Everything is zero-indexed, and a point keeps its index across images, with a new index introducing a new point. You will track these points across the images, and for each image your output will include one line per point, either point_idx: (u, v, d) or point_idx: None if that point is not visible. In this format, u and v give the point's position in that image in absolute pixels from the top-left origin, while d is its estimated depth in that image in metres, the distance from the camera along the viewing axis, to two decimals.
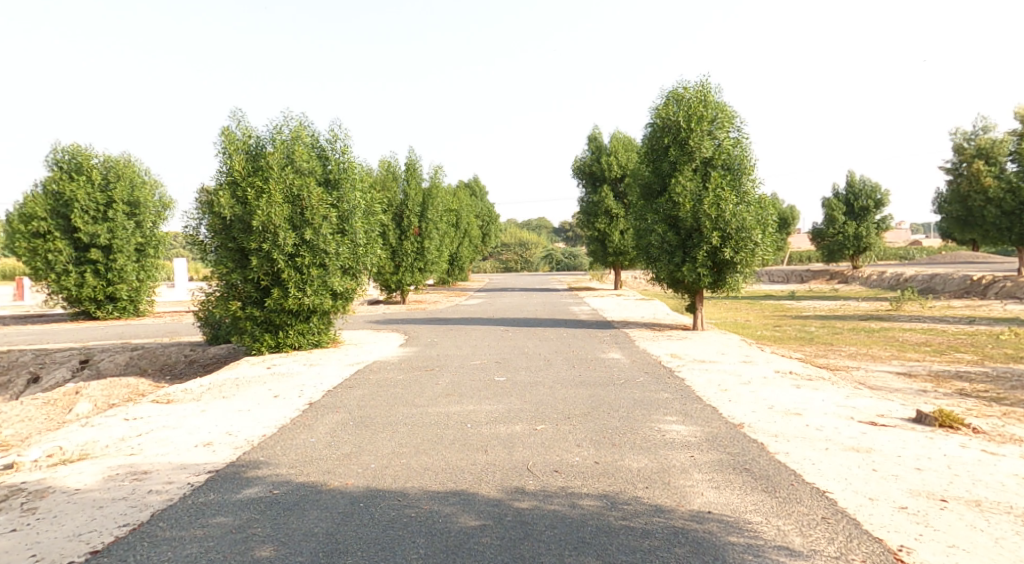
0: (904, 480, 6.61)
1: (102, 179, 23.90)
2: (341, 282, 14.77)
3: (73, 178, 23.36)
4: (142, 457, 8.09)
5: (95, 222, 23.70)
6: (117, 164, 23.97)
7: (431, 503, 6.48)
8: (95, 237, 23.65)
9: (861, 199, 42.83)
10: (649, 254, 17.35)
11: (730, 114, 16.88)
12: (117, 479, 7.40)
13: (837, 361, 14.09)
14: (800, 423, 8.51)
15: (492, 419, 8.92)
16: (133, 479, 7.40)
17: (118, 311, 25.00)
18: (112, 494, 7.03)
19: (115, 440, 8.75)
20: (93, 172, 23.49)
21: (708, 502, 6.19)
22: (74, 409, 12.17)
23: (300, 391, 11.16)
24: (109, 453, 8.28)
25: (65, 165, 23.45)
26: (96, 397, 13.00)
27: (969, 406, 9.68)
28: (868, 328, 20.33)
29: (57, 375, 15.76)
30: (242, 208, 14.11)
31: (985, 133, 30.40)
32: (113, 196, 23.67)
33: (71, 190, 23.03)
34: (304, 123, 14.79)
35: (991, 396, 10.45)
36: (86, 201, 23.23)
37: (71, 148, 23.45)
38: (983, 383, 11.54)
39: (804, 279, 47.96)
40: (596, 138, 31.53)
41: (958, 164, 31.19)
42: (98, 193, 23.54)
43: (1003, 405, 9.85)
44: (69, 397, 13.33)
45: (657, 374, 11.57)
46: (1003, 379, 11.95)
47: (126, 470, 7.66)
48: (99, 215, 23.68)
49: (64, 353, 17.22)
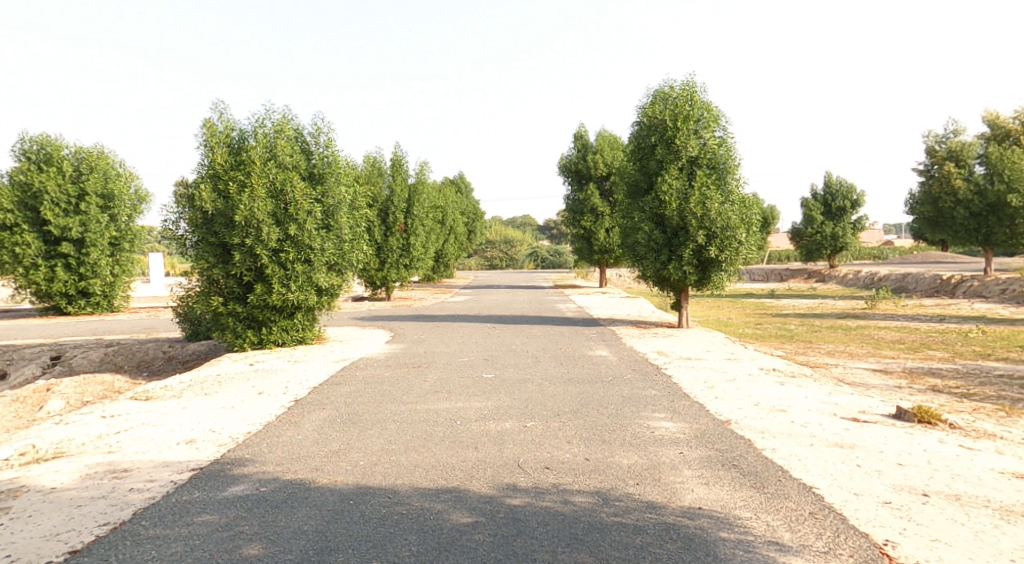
0: (887, 476, 6.69)
1: (74, 170, 23.69)
2: (326, 278, 14.70)
3: (42, 168, 23.13)
4: (122, 455, 8.03)
5: (66, 214, 23.41)
6: (90, 155, 23.77)
7: (422, 500, 6.48)
8: (67, 229, 23.34)
9: (838, 199, 43.14)
10: (636, 252, 17.40)
11: (715, 113, 16.99)
12: (96, 477, 7.34)
13: (816, 359, 14.24)
14: (785, 420, 8.59)
15: (482, 416, 8.94)
16: (112, 477, 7.34)
17: (90, 307, 24.72)
18: (91, 493, 6.96)
19: (92, 438, 8.67)
20: (64, 163, 23.32)
21: (699, 498, 6.24)
22: (46, 407, 12.03)
23: (286, 388, 11.09)
24: (86, 451, 8.20)
25: (33, 155, 23.24)
26: (69, 394, 12.85)
27: (942, 402, 9.83)
28: (844, 325, 20.60)
29: (27, 370, 15.56)
30: (224, 202, 14.00)
31: (956, 135, 30.66)
32: (85, 187, 23.48)
33: (42, 180, 22.77)
34: (287, 116, 14.71)
35: (964, 392, 10.62)
36: (56, 193, 22.98)
37: (42, 138, 23.29)
38: (955, 379, 11.72)
39: (783, 277, 48.37)
40: (583, 136, 31.54)
41: (929, 166, 31.30)
42: (69, 184, 23.33)
43: (974, 401, 10.02)
44: (40, 394, 13.16)
45: (644, 371, 11.64)
46: (974, 375, 12.18)
47: (105, 468, 7.59)
48: (70, 207, 23.42)
49: (34, 349, 17.03)
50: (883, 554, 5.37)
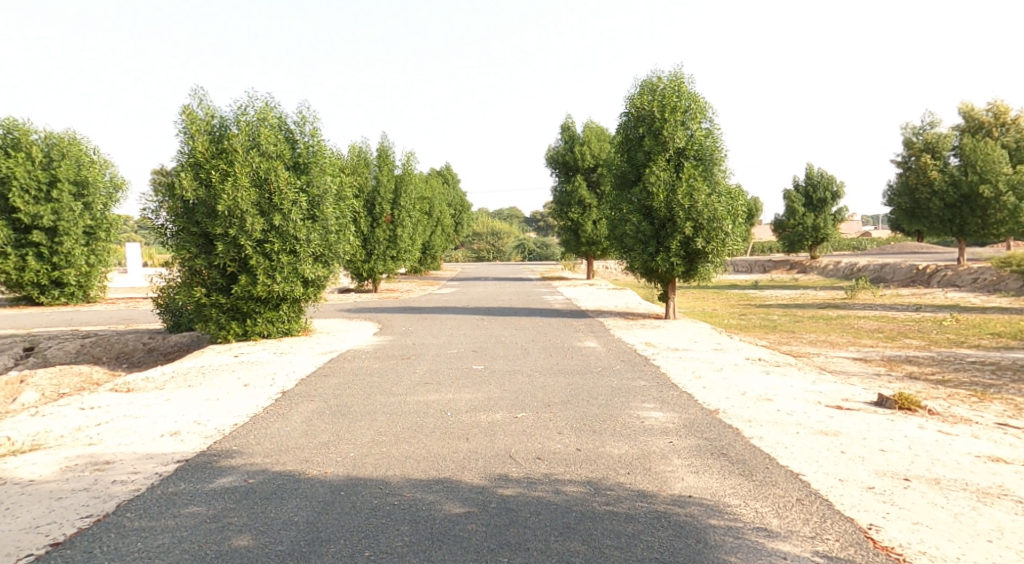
0: (870, 461, 6.78)
1: (45, 156, 23.39)
2: (312, 270, 14.66)
3: (12, 155, 22.79)
4: (104, 447, 7.98)
5: (37, 202, 23.16)
6: (61, 141, 23.48)
7: (413, 491, 6.50)
8: (38, 217, 23.11)
9: (819, 191, 43.49)
10: (624, 243, 17.45)
11: (703, 104, 17.06)
12: (76, 470, 7.30)
13: (799, 348, 14.37)
14: (771, 408, 8.66)
15: (472, 408, 8.96)
16: (94, 470, 7.30)
17: (65, 297, 24.54)
18: (72, 485, 6.93)
19: (72, 430, 8.62)
20: (33, 148, 22.98)
21: (689, 486, 6.29)
22: (20, 399, 11.93)
23: (271, 380, 11.06)
24: (65, 443, 8.15)
25: (2, 141, 22.87)
26: (44, 387, 12.73)
27: (920, 389, 9.98)
28: (826, 315, 20.79)
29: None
30: (207, 191, 13.90)
31: (933, 128, 30.92)
32: (56, 174, 23.21)
33: (11, 167, 22.46)
34: (270, 104, 14.62)
35: (940, 379, 10.78)
36: (26, 179, 22.67)
37: (8, 123, 22.87)
38: (932, 366, 11.90)
39: (765, 268, 48.70)
40: (569, 127, 31.52)
41: (906, 160, 31.78)
42: (39, 171, 23.02)
43: (949, 387, 10.19)
44: (15, 386, 13.02)
45: (632, 362, 11.71)
46: (951, 362, 12.36)
47: (86, 460, 7.55)
48: (41, 195, 23.14)
49: (6, 340, 16.84)
50: (868, 538, 5.44)
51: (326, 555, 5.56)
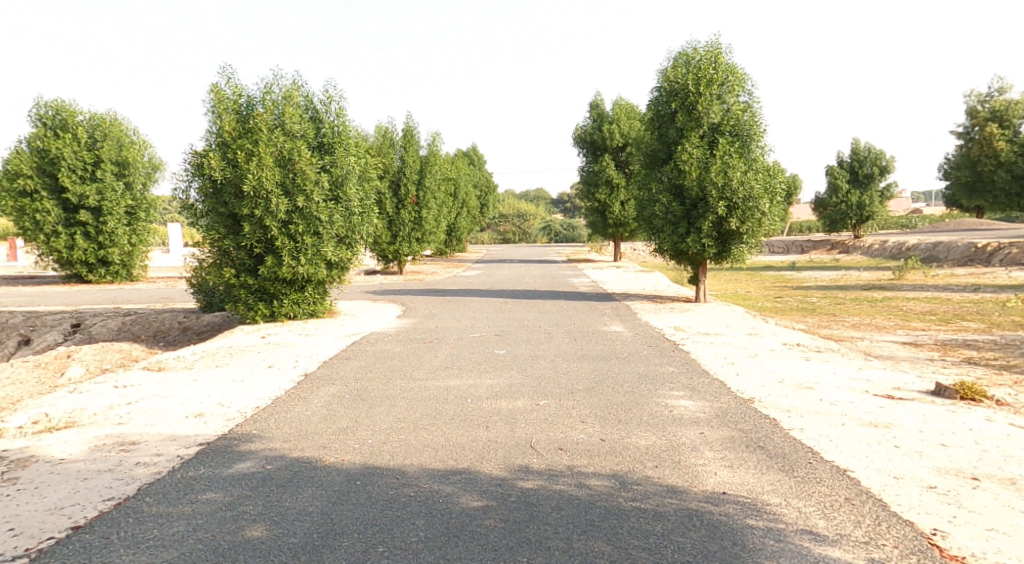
0: (929, 457, 6.31)
1: (89, 137, 23.33)
2: (336, 251, 14.39)
3: (58, 134, 22.82)
4: (132, 426, 7.76)
5: (83, 182, 23.19)
6: (103, 122, 23.38)
7: (430, 482, 6.18)
8: (84, 197, 23.17)
9: (865, 166, 42.32)
10: (653, 225, 16.96)
11: (741, 76, 16.39)
12: (104, 449, 7.08)
13: (841, 332, 13.79)
14: (813, 398, 8.20)
15: (493, 394, 8.62)
16: (120, 450, 7.07)
17: (110, 275, 24.66)
18: (97, 466, 6.70)
19: (104, 408, 8.43)
20: (78, 129, 22.92)
21: (722, 482, 5.88)
22: (67, 373, 11.81)
23: (296, 362, 10.82)
24: (96, 422, 7.95)
25: (49, 121, 22.93)
26: (87, 361, 12.66)
27: (979, 375, 9.46)
28: (870, 297, 20.06)
29: (48, 337, 15.44)
30: (233, 171, 13.64)
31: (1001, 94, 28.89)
32: (100, 155, 23.11)
33: (58, 147, 22.49)
34: (296, 82, 14.31)
35: (999, 364, 10.20)
36: (73, 159, 22.68)
37: (56, 103, 22.96)
38: (991, 351, 11.25)
39: (804, 249, 47.62)
40: (598, 105, 30.88)
41: (971, 128, 29.92)
42: (84, 151, 22.98)
43: (1012, 374, 9.62)
44: (61, 360, 12.86)
45: (660, 347, 11.28)
46: (1011, 346, 11.69)
47: (113, 440, 7.33)
48: (87, 174, 23.14)
49: (54, 316, 16.90)
50: (932, 545, 5.00)
51: (338, 550, 5.26)
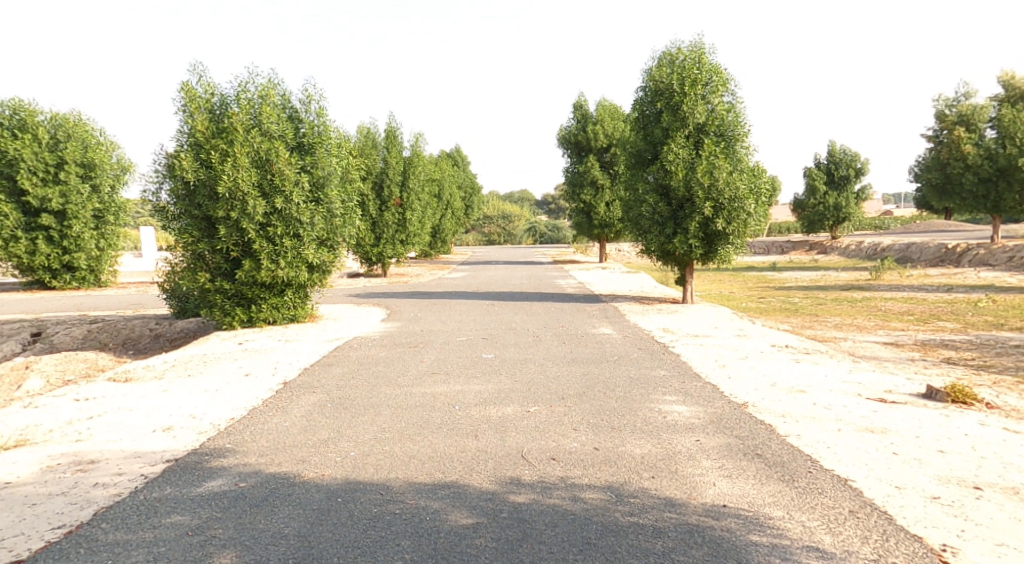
0: (929, 465, 6.12)
1: (50, 137, 22.80)
2: (317, 254, 14.07)
3: (17, 135, 22.24)
4: (91, 443, 7.42)
5: (45, 184, 22.63)
6: (66, 122, 22.91)
7: (417, 497, 5.90)
8: (47, 200, 22.60)
9: (841, 168, 42.41)
10: (640, 226, 16.78)
11: (725, 76, 16.25)
12: (58, 470, 6.74)
13: (824, 332, 13.68)
14: (806, 402, 8.00)
15: (481, 400, 8.36)
16: (76, 470, 6.73)
17: (76, 281, 24.21)
18: (49, 489, 6.35)
19: (62, 424, 8.08)
20: (39, 129, 22.39)
21: (722, 494, 5.67)
22: (25, 387, 11.44)
23: (274, 369, 10.49)
24: (52, 440, 7.60)
25: (7, 121, 22.33)
26: (49, 372, 12.24)
27: (960, 375, 9.34)
28: (850, 297, 20.04)
29: (6, 348, 14.99)
30: (207, 172, 13.28)
31: (968, 99, 29.55)
32: (63, 156, 22.62)
33: (17, 148, 21.92)
34: (272, 81, 13.97)
35: (980, 364, 10.11)
36: (33, 161, 22.13)
37: (14, 103, 22.35)
38: (970, 351, 11.16)
39: (784, 249, 47.78)
40: (582, 106, 30.69)
41: (939, 131, 30.24)
42: (46, 153, 22.44)
43: (993, 373, 9.52)
44: (19, 372, 12.43)
45: (651, 350, 11.07)
46: (990, 345, 11.63)
47: (69, 459, 6.99)
48: (49, 177, 22.60)
49: (13, 325, 16.40)
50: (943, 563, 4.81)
51: None
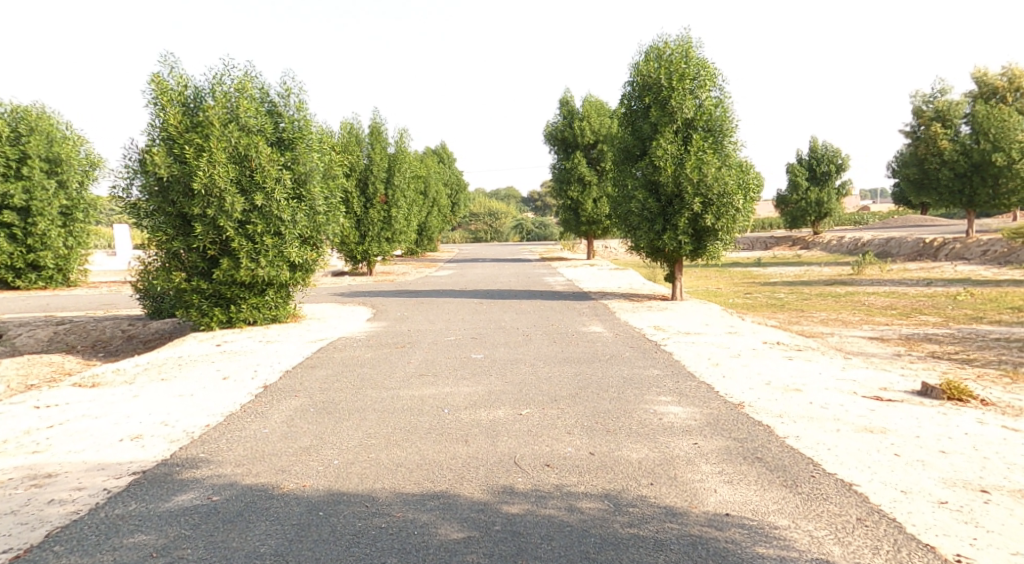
0: (933, 467, 5.92)
1: (12, 131, 22.21)
2: (299, 252, 13.74)
3: None
4: (50, 455, 7.09)
5: (7, 180, 22.05)
6: (29, 115, 22.27)
7: (404, 509, 5.64)
8: (9, 197, 22.01)
9: (822, 165, 42.45)
10: (629, 222, 16.57)
11: (712, 71, 16.05)
12: (11, 486, 6.41)
13: (812, 328, 13.52)
14: (802, 401, 7.79)
15: (471, 403, 8.09)
16: (30, 486, 6.41)
17: (43, 281, 23.71)
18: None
19: (19, 434, 7.74)
20: (1, 124, 21.83)
21: (724, 501, 5.45)
22: None
23: (254, 372, 10.17)
24: (9, 451, 7.26)
25: None
26: (12, 378, 11.83)
27: (945, 370, 9.19)
28: (835, 292, 19.95)
29: None
30: (182, 168, 12.92)
31: (944, 94, 29.43)
32: (26, 150, 22.06)
33: None
34: (249, 75, 13.60)
35: (965, 358, 9.96)
36: None
37: None
38: (953, 345, 11.03)
39: (768, 245, 47.80)
40: (568, 102, 30.43)
41: (916, 127, 30.10)
42: (8, 147, 21.89)
43: (978, 368, 9.36)
44: None
45: (642, 348, 10.85)
46: (975, 340, 11.53)
47: (24, 474, 6.66)
48: (12, 172, 22.05)
49: None
50: None
51: None
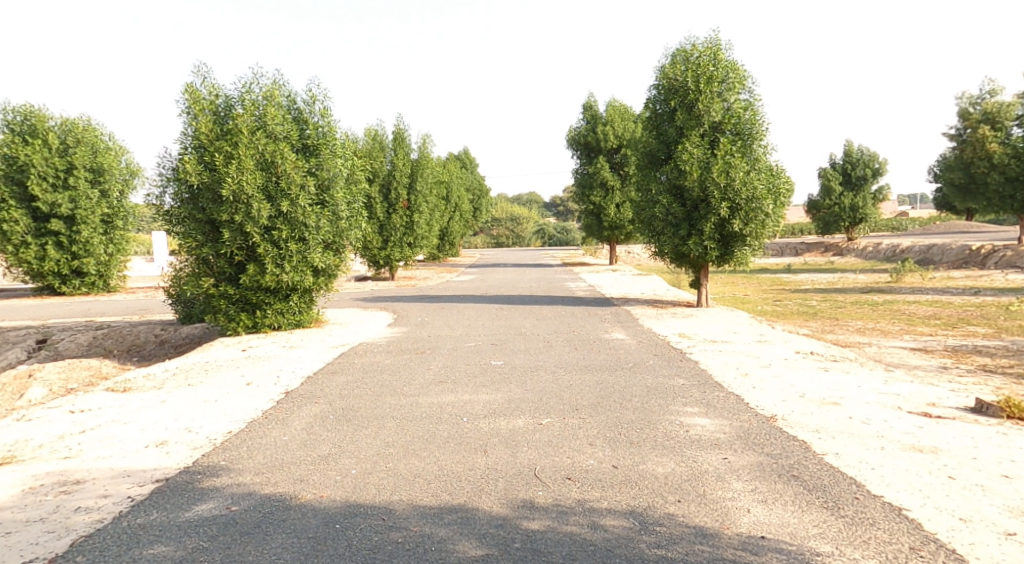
0: (993, 493, 5.57)
1: (60, 143, 22.45)
2: (323, 258, 13.59)
3: (29, 141, 21.91)
4: (80, 461, 6.95)
5: (55, 190, 22.27)
6: (76, 126, 22.51)
7: (422, 524, 5.41)
8: (56, 206, 22.25)
9: (858, 168, 41.79)
10: (653, 227, 16.25)
11: (741, 73, 15.71)
12: (41, 493, 6.27)
13: (847, 337, 13.12)
14: (841, 415, 7.46)
15: (490, 412, 7.85)
16: (60, 493, 6.26)
17: (86, 287, 23.79)
18: (28, 515, 5.88)
19: (53, 439, 7.62)
20: (49, 135, 22.05)
21: (758, 523, 5.17)
22: (28, 396, 10.93)
23: (277, 378, 10.01)
24: (41, 457, 7.14)
25: (18, 128, 22.01)
26: (52, 382, 11.79)
27: (998, 385, 8.77)
28: (871, 300, 19.43)
29: (10, 356, 14.58)
30: (211, 176, 12.86)
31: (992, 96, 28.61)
32: (73, 161, 22.28)
33: (28, 154, 21.59)
34: (277, 82, 13.52)
35: (1019, 373, 9.53)
36: (44, 166, 21.81)
37: (25, 109, 22.04)
38: (1007, 358, 10.57)
39: (798, 251, 47.10)
40: (591, 107, 30.15)
41: (962, 130, 29.45)
42: (56, 158, 22.11)
43: None
44: (22, 382, 11.94)
45: (666, 356, 10.55)
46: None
47: (54, 480, 6.52)
48: (59, 182, 22.26)
49: (21, 332, 15.98)
50: None
51: None
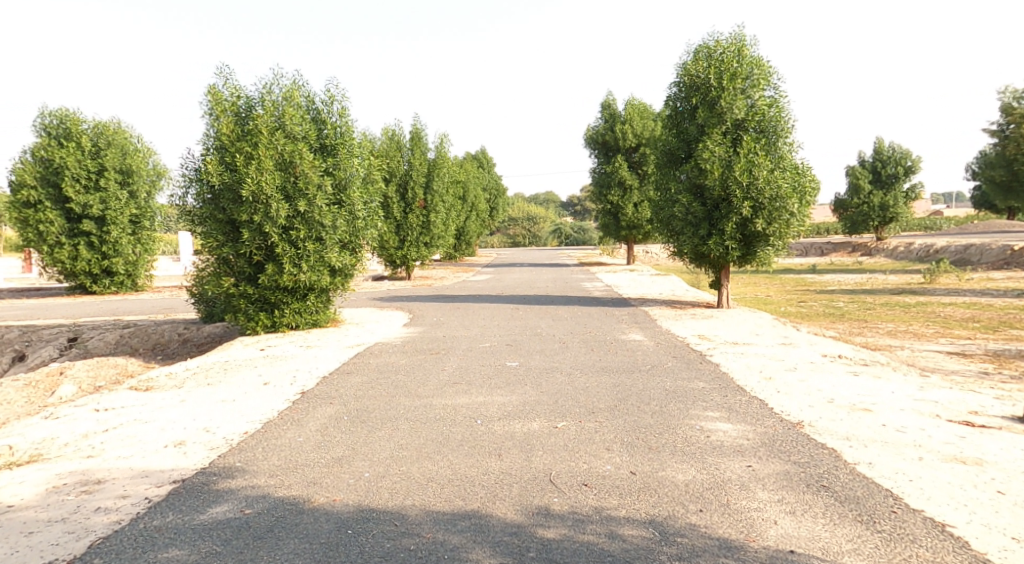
0: None
1: (93, 145, 22.55)
2: (340, 257, 13.43)
3: (62, 144, 22.02)
4: (102, 461, 6.81)
5: (87, 191, 22.42)
6: (107, 129, 22.56)
7: (434, 530, 5.18)
8: (88, 207, 22.42)
9: (889, 166, 41.13)
10: (673, 227, 15.93)
11: (766, 69, 15.33)
12: (62, 492, 6.12)
13: (877, 340, 12.72)
14: (874, 423, 7.14)
15: (506, 414, 7.61)
16: (81, 493, 6.11)
17: (115, 286, 23.85)
18: (50, 515, 5.73)
19: (77, 438, 7.49)
20: (82, 138, 22.13)
21: (786, 535, 4.89)
22: (59, 392, 10.81)
23: (293, 378, 9.85)
24: (65, 456, 7.01)
25: (53, 130, 22.14)
26: (81, 379, 11.73)
27: None
28: (902, 301, 18.93)
29: (43, 353, 14.61)
30: (231, 175, 12.74)
31: None
32: (104, 163, 22.34)
33: (61, 156, 21.74)
34: (295, 81, 13.38)
35: None
36: (76, 168, 21.94)
37: (60, 112, 22.20)
38: None
39: (823, 252, 46.39)
40: (610, 105, 29.81)
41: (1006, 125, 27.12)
42: (88, 160, 22.22)
43: None
44: (54, 378, 11.80)
45: (686, 358, 10.26)
46: None
47: (76, 479, 6.37)
48: (90, 184, 22.38)
49: (53, 329, 16.00)
50: None
51: None
